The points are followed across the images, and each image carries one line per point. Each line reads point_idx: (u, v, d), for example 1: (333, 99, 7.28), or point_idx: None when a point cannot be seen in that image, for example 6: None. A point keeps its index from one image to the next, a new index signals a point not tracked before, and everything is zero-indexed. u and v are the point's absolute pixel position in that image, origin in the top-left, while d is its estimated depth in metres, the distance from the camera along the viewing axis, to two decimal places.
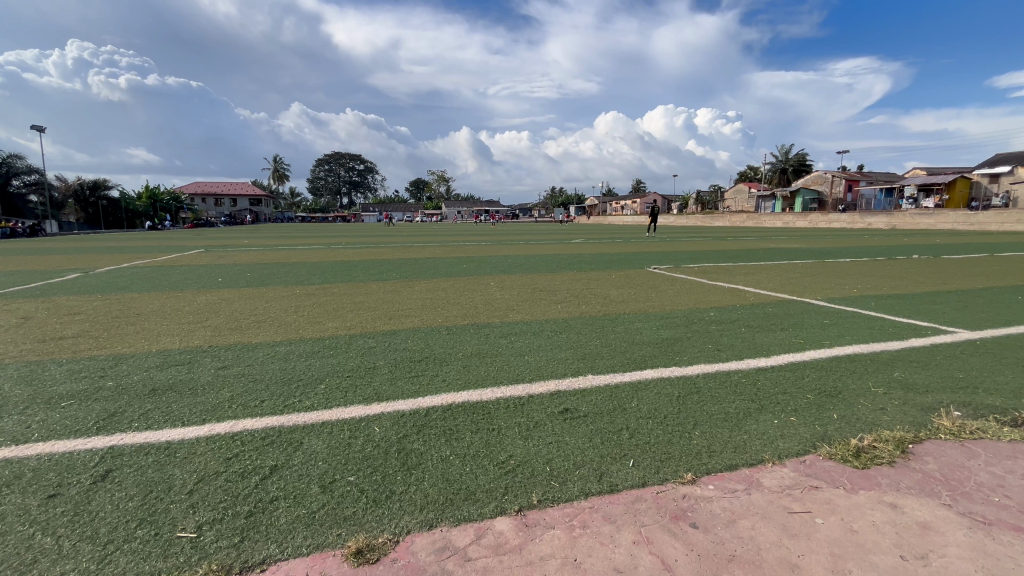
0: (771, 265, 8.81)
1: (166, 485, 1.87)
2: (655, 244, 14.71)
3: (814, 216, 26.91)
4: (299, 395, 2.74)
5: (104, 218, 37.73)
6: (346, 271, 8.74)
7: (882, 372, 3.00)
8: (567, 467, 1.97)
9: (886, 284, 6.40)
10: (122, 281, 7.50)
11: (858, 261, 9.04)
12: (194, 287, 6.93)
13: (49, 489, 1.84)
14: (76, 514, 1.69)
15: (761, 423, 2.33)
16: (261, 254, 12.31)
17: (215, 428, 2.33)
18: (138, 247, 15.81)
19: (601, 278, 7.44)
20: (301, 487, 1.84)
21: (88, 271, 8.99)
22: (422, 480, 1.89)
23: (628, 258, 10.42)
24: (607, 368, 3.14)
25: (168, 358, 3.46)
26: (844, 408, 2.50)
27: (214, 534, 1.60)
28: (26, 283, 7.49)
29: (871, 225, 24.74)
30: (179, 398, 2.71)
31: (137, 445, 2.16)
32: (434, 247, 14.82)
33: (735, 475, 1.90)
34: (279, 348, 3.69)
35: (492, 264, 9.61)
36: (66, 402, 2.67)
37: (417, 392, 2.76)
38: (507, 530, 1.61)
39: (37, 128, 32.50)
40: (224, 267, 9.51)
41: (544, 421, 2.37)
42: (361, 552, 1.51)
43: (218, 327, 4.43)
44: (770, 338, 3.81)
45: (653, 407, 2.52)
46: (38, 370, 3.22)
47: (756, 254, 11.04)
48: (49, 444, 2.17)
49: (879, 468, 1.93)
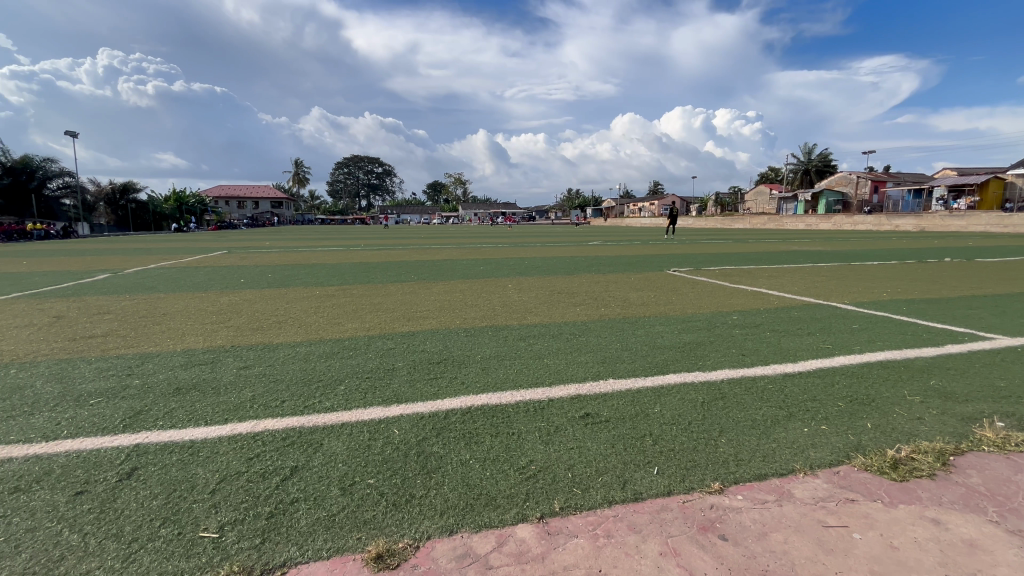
0: (795, 268, 8.58)
1: (189, 483, 1.88)
2: (673, 246, 14.51)
3: (839, 219, 26.18)
4: (319, 395, 2.75)
5: (133, 220, 38.76)
6: (365, 272, 8.82)
7: (916, 381, 2.87)
8: (589, 474, 1.92)
9: (917, 288, 6.17)
10: (148, 281, 7.69)
11: (885, 265, 8.78)
12: (217, 287, 7.07)
13: (76, 486, 1.87)
14: (103, 512, 1.71)
15: (790, 431, 2.26)
16: (282, 256, 12.50)
17: (237, 427, 2.34)
18: (157, 247, 16.11)
19: (619, 280, 7.34)
20: (321, 489, 1.83)
21: (117, 271, 9.27)
22: (442, 483, 1.87)
23: (646, 260, 10.34)
24: (628, 372, 3.07)
25: (192, 357, 3.52)
26: (878, 417, 2.40)
27: (236, 535, 1.60)
28: (59, 283, 7.76)
29: (899, 226, 24.03)
30: (202, 397, 2.75)
31: (162, 443, 2.19)
32: (451, 248, 14.82)
33: (765, 485, 1.83)
34: (300, 349, 3.73)
35: (509, 266, 9.61)
36: (94, 400, 2.72)
37: (436, 394, 2.74)
38: (528, 537, 1.57)
39: (71, 132, 33.65)
40: (246, 268, 9.71)
41: (564, 426, 2.33)
42: (381, 557, 1.49)
43: (240, 327, 4.49)
44: (797, 343, 3.70)
45: (676, 412, 2.46)
46: (69, 368, 3.30)
47: (778, 256, 10.86)
48: (77, 441, 2.22)
49: (919, 481, 1.84)
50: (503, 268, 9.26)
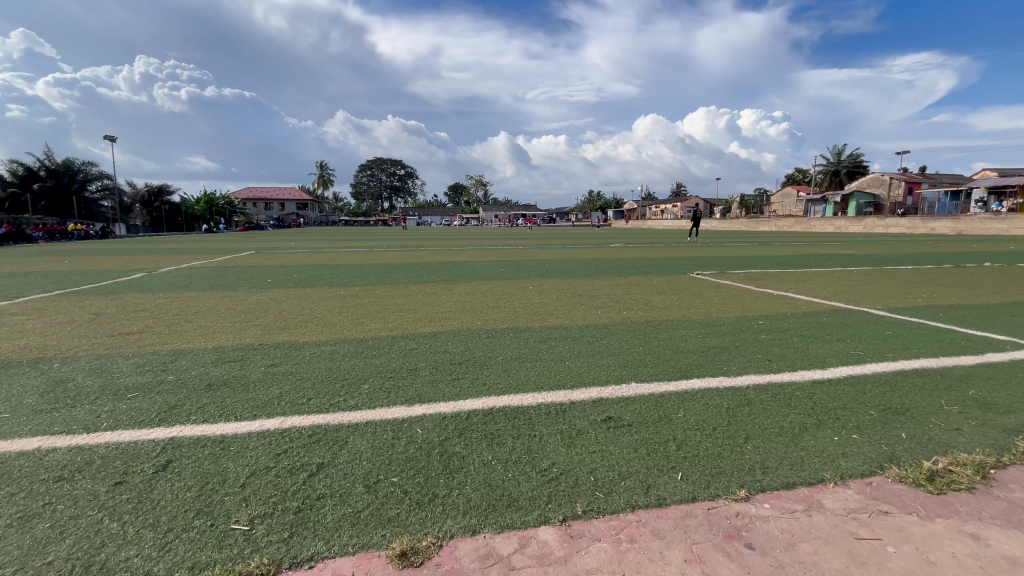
0: (824, 272, 8.36)
1: (221, 477, 1.94)
2: (696, 249, 14.29)
3: (870, 221, 25.36)
4: (344, 394, 2.80)
5: (166, 221, 40.18)
6: (388, 273, 8.95)
7: (954, 390, 2.76)
8: (612, 478, 1.91)
9: (954, 294, 5.92)
10: (181, 281, 7.97)
11: (921, 269, 8.46)
12: (246, 287, 7.28)
13: (115, 476, 1.95)
14: (141, 502, 1.78)
15: (820, 440, 2.20)
16: (307, 257, 12.80)
17: (265, 423, 2.41)
18: (187, 248, 16.66)
19: (641, 283, 7.28)
20: (347, 486, 1.87)
21: (152, 270, 9.65)
22: (465, 483, 1.88)
23: (669, 263, 10.21)
24: (651, 376, 3.04)
25: (223, 354, 3.64)
26: (913, 427, 2.32)
27: (265, 528, 1.65)
28: (99, 281, 8.11)
29: (935, 229, 23.13)
30: (232, 393, 2.83)
31: (194, 437, 2.26)
32: (472, 250, 14.90)
33: (793, 494, 1.79)
34: (326, 348, 3.80)
35: (529, 268, 9.62)
36: (131, 394, 2.83)
37: (458, 394, 2.76)
38: (551, 540, 1.57)
39: (110, 137, 35.10)
40: (273, 268, 9.98)
41: (587, 429, 2.32)
42: (405, 555, 1.51)
43: (268, 326, 4.61)
44: (826, 349, 3.61)
45: (701, 418, 2.42)
46: (108, 363, 3.44)
47: (807, 260, 10.60)
48: (115, 433, 2.31)
49: (958, 494, 1.77)
50: (524, 270, 9.27)
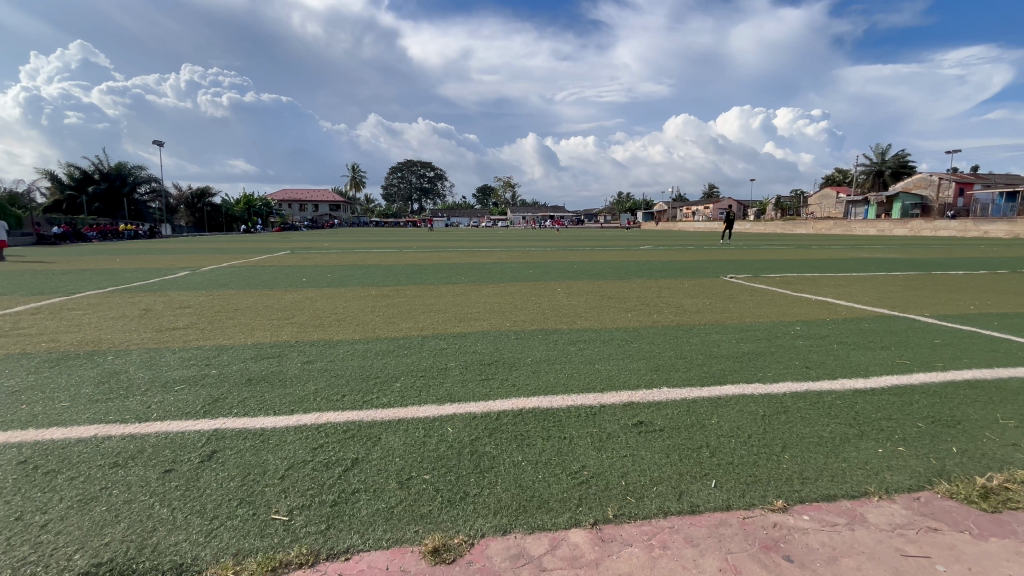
0: (866, 276, 8.03)
1: (261, 469, 2.02)
2: (729, 252, 13.93)
3: (917, 223, 24.15)
4: (377, 391, 2.86)
5: (208, 221, 41.93)
6: (418, 273, 9.11)
7: (1010, 403, 2.61)
8: (643, 483, 1.89)
9: (1010, 301, 5.59)
10: (222, 279, 8.31)
11: (973, 274, 8.02)
12: (282, 285, 7.53)
13: (165, 464, 2.06)
14: (188, 489, 1.87)
15: (862, 451, 2.11)
16: (340, 256, 13.15)
17: (302, 418, 2.49)
18: (226, 247, 17.34)
19: (672, 286, 7.17)
20: (380, 481, 1.91)
21: (195, 268, 10.10)
22: (495, 483, 1.90)
23: (701, 265, 10.02)
24: (683, 381, 2.98)
25: (262, 351, 3.77)
26: (965, 441, 2.20)
27: (303, 519, 1.70)
28: (147, 278, 8.54)
29: (988, 232, 21.85)
30: (271, 388, 2.94)
31: (236, 430, 2.36)
32: (500, 251, 14.97)
33: (834, 506, 1.73)
34: (358, 346, 3.89)
35: (557, 270, 9.61)
36: (179, 386, 2.98)
37: (488, 395, 2.78)
38: (581, 543, 1.57)
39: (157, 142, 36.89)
40: (307, 267, 10.28)
41: (617, 433, 2.29)
42: (438, 551, 1.54)
43: (304, 324, 4.76)
44: (868, 357, 3.46)
45: (735, 425, 2.37)
46: (157, 356, 3.62)
47: (846, 263, 10.22)
48: (164, 424, 2.43)
49: (1015, 513, 1.68)
50: (553, 272, 9.25)
